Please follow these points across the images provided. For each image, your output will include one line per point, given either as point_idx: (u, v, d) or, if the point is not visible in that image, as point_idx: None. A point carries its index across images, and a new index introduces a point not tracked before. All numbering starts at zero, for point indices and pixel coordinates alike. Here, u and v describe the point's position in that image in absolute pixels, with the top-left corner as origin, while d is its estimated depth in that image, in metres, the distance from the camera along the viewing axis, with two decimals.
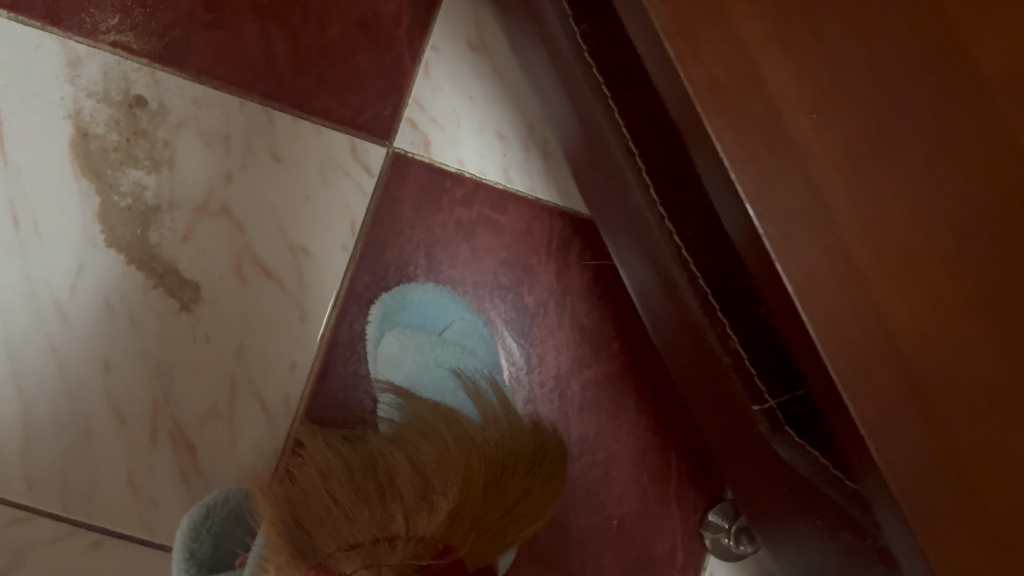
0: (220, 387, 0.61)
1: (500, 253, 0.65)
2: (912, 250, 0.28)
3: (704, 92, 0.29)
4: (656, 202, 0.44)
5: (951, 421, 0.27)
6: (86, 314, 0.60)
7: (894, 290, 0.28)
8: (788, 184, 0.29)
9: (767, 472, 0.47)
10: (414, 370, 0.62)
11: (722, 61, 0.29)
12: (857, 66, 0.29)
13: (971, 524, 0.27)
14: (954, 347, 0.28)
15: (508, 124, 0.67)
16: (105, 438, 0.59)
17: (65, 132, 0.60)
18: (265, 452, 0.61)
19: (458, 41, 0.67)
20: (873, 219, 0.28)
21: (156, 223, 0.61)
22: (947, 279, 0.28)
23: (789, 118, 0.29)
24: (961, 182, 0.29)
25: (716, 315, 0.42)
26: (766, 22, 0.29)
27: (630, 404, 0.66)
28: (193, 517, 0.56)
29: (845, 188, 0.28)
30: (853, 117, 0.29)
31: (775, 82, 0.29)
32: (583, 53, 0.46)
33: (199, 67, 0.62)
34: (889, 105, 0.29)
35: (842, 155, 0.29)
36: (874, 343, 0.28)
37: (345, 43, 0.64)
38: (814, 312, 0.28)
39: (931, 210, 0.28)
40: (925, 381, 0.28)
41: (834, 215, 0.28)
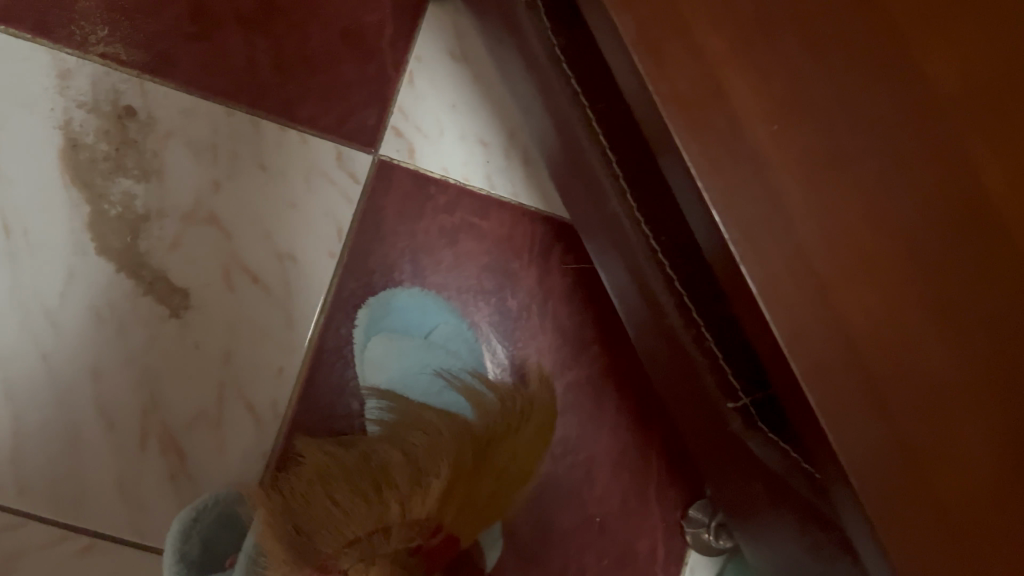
0: (209, 392, 0.62)
1: (483, 258, 0.67)
2: (865, 252, 0.30)
3: (670, 103, 0.30)
4: (633, 207, 0.46)
5: (905, 416, 0.29)
6: (75, 322, 0.61)
7: (850, 290, 0.30)
8: (750, 190, 0.30)
9: (741, 468, 0.49)
10: (400, 374, 0.63)
11: (688, 73, 0.31)
12: (815, 80, 0.31)
13: (925, 512, 0.29)
14: (907, 344, 0.29)
15: (491, 131, 0.68)
16: (95, 444, 0.60)
17: (55, 142, 0.61)
18: (253, 456, 0.62)
19: (441, 50, 0.68)
20: (831, 225, 0.30)
21: (145, 232, 0.62)
22: (899, 280, 0.30)
23: (751, 128, 0.30)
24: (911, 188, 0.30)
25: (691, 317, 0.44)
26: (728, 37, 0.31)
27: (611, 404, 0.67)
28: (183, 521, 0.57)
29: (804, 195, 0.30)
30: (811, 128, 0.30)
31: (737, 93, 0.30)
32: (560, 63, 0.48)
33: (187, 78, 0.63)
34: (843, 115, 0.31)
35: (800, 164, 0.30)
36: (832, 342, 0.29)
37: (330, 54, 0.66)
38: (775, 312, 0.29)
39: (883, 215, 0.30)
40: (880, 377, 0.29)
41: (793, 220, 0.30)
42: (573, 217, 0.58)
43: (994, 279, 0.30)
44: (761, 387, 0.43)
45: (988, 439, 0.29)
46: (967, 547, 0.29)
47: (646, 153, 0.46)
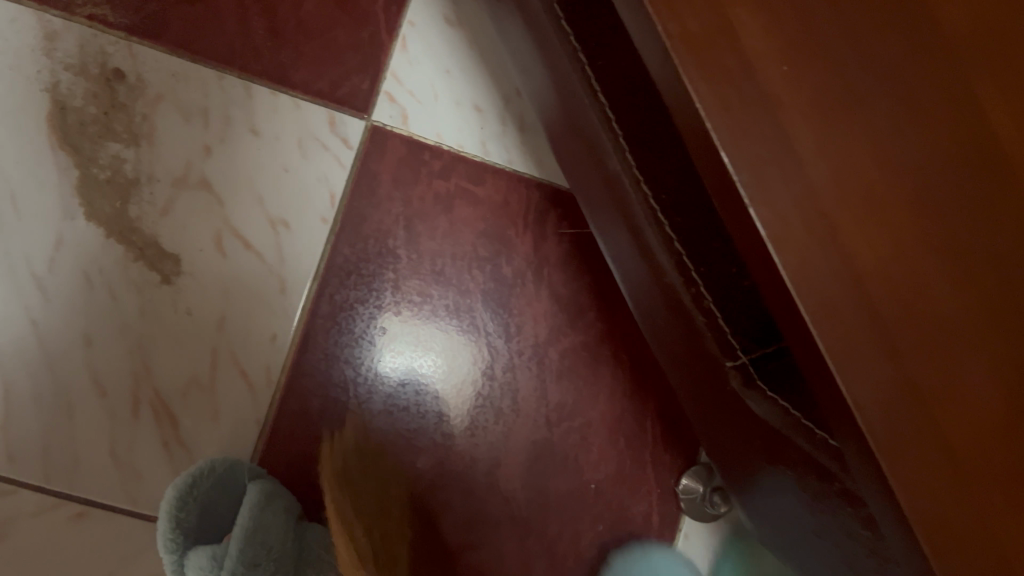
0: (202, 359, 0.61)
1: (478, 224, 0.66)
2: (873, 197, 0.30)
3: (678, 43, 0.30)
4: (633, 166, 0.46)
5: (913, 357, 0.29)
6: (65, 287, 0.60)
7: (858, 235, 0.30)
8: (758, 130, 0.30)
9: (738, 428, 0.49)
10: (427, 357, 0.65)
11: (695, 15, 0.30)
12: (826, 22, 0.31)
13: (930, 452, 0.29)
14: (916, 284, 0.29)
15: (485, 97, 0.68)
16: (86, 411, 0.60)
17: (42, 105, 0.60)
18: (248, 424, 0.61)
19: (435, 15, 0.67)
20: (841, 167, 0.30)
21: (136, 196, 0.61)
22: (906, 224, 0.30)
23: (761, 69, 0.30)
24: (916, 134, 0.30)
25: (690, 276, 0.44)
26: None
27: (606, 371, 0.68)
28: (179, 487, 0.57)
29: (813, 137, 0.30)
30: (821, 70, 0.30)
31: (747, 35, 0.30)
32: (560, 20, 0.47)
33: (177, 41, 0.62)
34: (852, 59, 0.30)
35: (810, 106, 0.30)
36: (841, 282, 0.29)
37: (322, 17, 0.65)
38: (784, 253, 0.29)
39: (890, 160, 0.30)
40: (888, 320, 0.29)
41: (802, 163, 0.30)
42: (574, 184, 0.59)
43: (998, 225, 0.30)
44: (760, 344, 0.43)
45: (994, 383, 0.29)
46: (976, 490, 0.29)
47: (646, 111, 0.46)
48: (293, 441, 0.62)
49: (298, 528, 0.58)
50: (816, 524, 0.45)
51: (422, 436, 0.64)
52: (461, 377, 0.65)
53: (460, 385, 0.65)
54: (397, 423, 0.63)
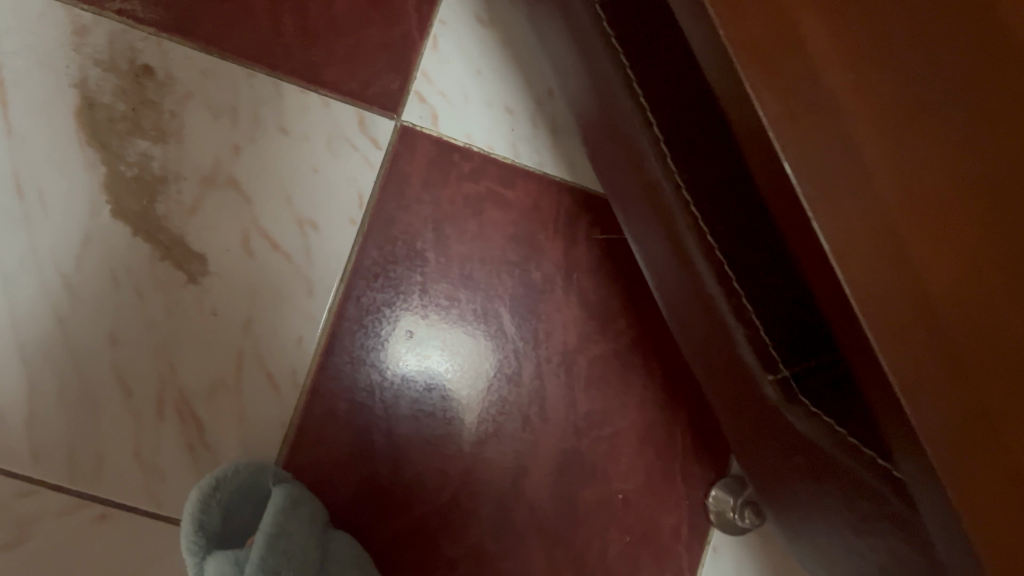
0: (227, 360, 0.61)
1: (508, 228, 0.65)
2: (945, 211, 0.27)
3: (743, 54, 0.29)
4: (674, 171, 0.44)
5: (987, 385, 0.26)
6: (91, 285, 0.60)
7: (929, 253, 0.27)
8: (820, 141, 0.28)
9: (777, 444, 0.47)
10: (451, 361, 0.64)
11: (760, 18, 0.29)
12: (896, 26, 0.28)
13: (1004, 486, 0.26)
14: (991, 307, 0.26)
15: (517, 98, 0.66)
16: (110, 411, 0.59)
17: (71, 101, 0.60)
18: (273, 427, 0.61)
19: (468, 14, 0.66)
20: (909, 179, 0.27)
21: (163, 194, 0.60)
22: (984, 241, 0.27)
23: (824, 76, 0.28)
24: (996, 142, 0.27)
25: (731, 285, 0.42)
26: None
27: (636, 379, 0.66)
28: (202, 489, 0.56)
29: (880, 146, 0.28)
30: (888, 77, 0.28)
31: (812, 40, 0.28)
32: (602, 23, 0.47)
33: (207, 37, 0.62)
34: (921, 64, 0.28)
35: (877, 114, 0.28)
36: (908, 302, 0.27)
37: (354, 15, 0.64)
38: (848, 270, 0.27)
39: (966, 170, 0.27)
40: (963, 346, 0.26)
41: (868, 175, 0.28)
42: (609, 187, 0.57)
43: None
44: (801, 358, 0.42)
45: None
46: None
47: (693, 115, 0.44)
48: (318, 445, 0.61)
49: (324, 537, 0.57)
50: (858, 544, 0.44)
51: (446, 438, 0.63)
52: (484, 382, 0.64)
53: (485, 392, 0.64)
54: (421, 428, 0.63)
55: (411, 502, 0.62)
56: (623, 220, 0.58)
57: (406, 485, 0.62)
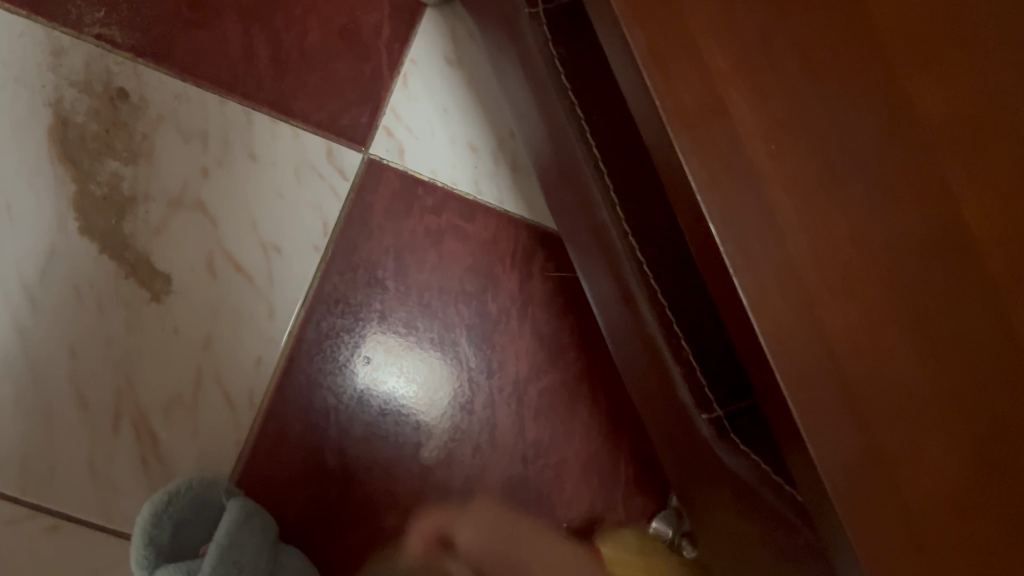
0: (186, 378, 0.62)
1: (467, 260, 0.67)
2: (846, 270, 0.31)
3: (677, 124, 0.31)
4: (622, 219, 0.47)
5: (875, 420, 0.30)
6: (53, 299, 0.61)
7: (833, 308, 0.30)
8: (743, 202, 0.31)
9: (709, 478, 0.50)
10: (408, 386, 0.66)
11: (692, 90, 0.31)
12: (812, 105, 0.31)
13: (886, 509, 0.30)
14: (882, 356, 0.30)
15: (480, 136, 0.68)
16: (67, 423, 0.60)
17: (45, 119, 0.61)
18: (227, 445, 0.62)
19: (435, 53, 0.68)
20: (817, 242, 0.31)
21: (131, 214, 0.62)
22: (881, 297, 0.31)
23: (749, 147, 0.31)
24: (892, 209, 0.31)
25: (671, 329, 0.46)
26: (729, 56, 0.31)
27: (584, 410, 0.68)
28: (155, 504, 0.57)
29: (797, 211, 0.31)
30: (806, 151, 0.31)
31: (740, 116, 0.31)
32: (559, 73, 0.49)
33: (182, 64, 0.64)
34: (832, 139, 0.31)
35: (793, 183, 0.31)
36: (815, 351, 0.30)
37: (326, 49, 0.66)
38: (764, 324, 0.30)
39: (863, 230, 0.31)
40: (861, 390, 0.30)
41: (784, 236, 0.31)
42: (563, 225, 0.60)
43: (957, 299, 0.31)
44: (734, 398, 0.45)
45: (949, 447, 0.30)
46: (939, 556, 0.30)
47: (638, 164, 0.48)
48: (271, 463, 0.63)
49: (273, 551, 0.60)
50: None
51: (397, 458, 0.65)
52: (438, 410, 0.66)
53: (439, 419, 0.66)
54: (373, 450, 0.64)
55: (361, 523, 0.64)
56: (575, 257, 0.60)
57: (356, 505, 0.64)
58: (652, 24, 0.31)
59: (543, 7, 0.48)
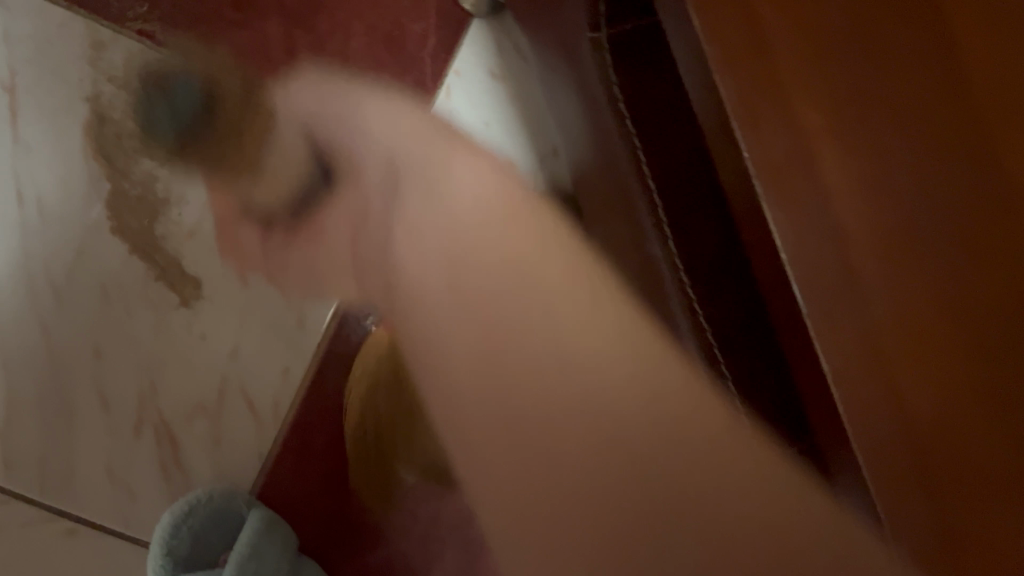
0: (210, 387, 0.61)
1: None
2: (945, 331, 0.24)
3: (757, 164, 0.25)
4: None
5: (980, 522, 0.24)
6: (80, 298, 0.60)
7: (921, 402, 0.24)
8: (823, 254, 0.25)
9: None
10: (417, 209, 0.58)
11: (776, 127, 0.25)
12: (909, 124, 0.25)
13: None
14: (987, 442, 0.24)
15: (520, 150, 0.65)
16: (88, 426, 0.59)
17: (81, 114, 0.60)
18: (249, 456, 0.61)
19: (481, 65, 0.66)
20: (916, 300, 0.24)
21: (163, 216, 0.61)
22: (987, 367, 0.24)
23: (831, 183, 0.25)
24: (1006, 258, 0.24)
25: (716, 363, 0.39)
26: (819, 78, 0.25)
27: None
28: (175, 514, 0.57)
29: (887, 265, 0.24)
30: (903, 185, 0.25)
31: (824, 145, 0.25)
32: None
33: (223, 65, 0.62)
34: (932, 170, 0.25)
35: (885, 227, 0.24)
36: (904, 439, 0.24)
37: (370, 58, 0.65)
38: (845, 408, 0.24)
39: (967, 284, 0.24)
40: (945, 499, 0.24)
41: (870, 311, 0.24)
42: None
43: None
44: None
45: None
46: None
47: None
48: (293, 476, 0.62)
49: (293, 564, 0.59)
50: None
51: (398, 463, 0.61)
52: None
53: None
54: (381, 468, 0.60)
55: (374, 538, 0.62)
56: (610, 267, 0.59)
57: (371, 520, 0.62)
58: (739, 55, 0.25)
59: None
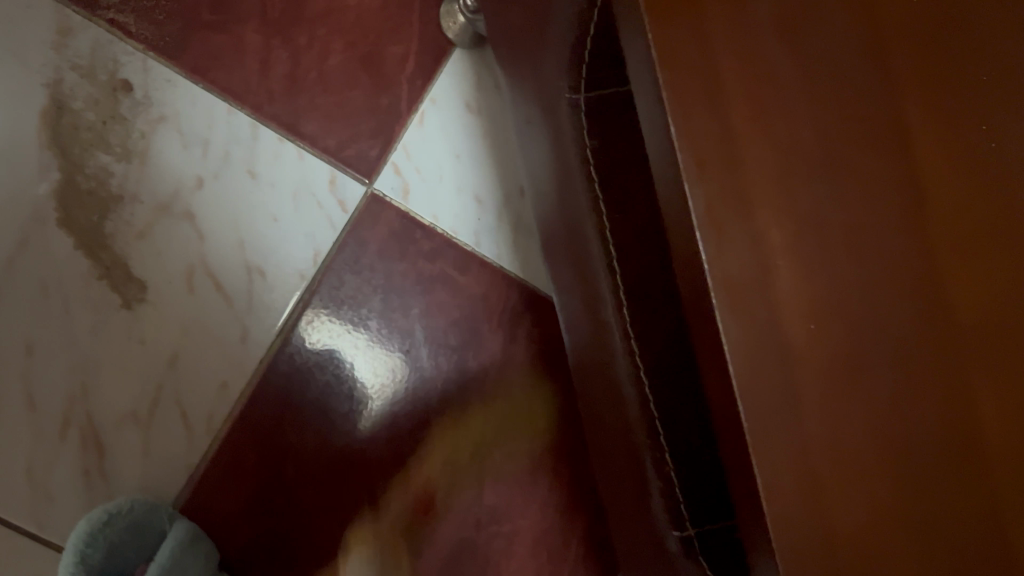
0: (144, 394, 0.59)
1: (453, 312, 0.65)
2: (850, 397, 0.28)
3: (721, 290, 0.28)
4: (623, 304, 0.45)
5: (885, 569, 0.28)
6: (18, 290, 0.58)
7: (827, 424, 0.28)
8: (765, 353, 0.28)
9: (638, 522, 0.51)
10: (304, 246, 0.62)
11: (736, 231, 0.28)
12: (832, 212, 0.29)
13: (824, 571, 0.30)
14: (896, 495, 0.28)
15: (488, 188, 0.66)
16: (12, 424, 0.57)
17: (40, 101, 0.59)
18: (176, 469, 0.59)
19: (457, 94, 0.66)
20: (831, 377, 0.28)
21: (114, 213, 0.59)
22: (887, 435, 0.28)
23: (774, 272, 0.28)
24: (905, 332, 0.29)
25: (648, 407, 0.43)
26: (773, 166, 0.28)
27: (548, 484, 0.66)
28: (92, 522, 0.55)
29: (812, 347, 0.28)
30: (825, 280, 0.28)
31: (774, 258, 0.28)
32: (585, 149, 0.46)
33: (194, 66, 0.61)
34: (853, 257, 0.29)
35: (809, 307, 0.28)
36: (814, 513, 0.27)
37: (346, 74, 0.64)
38: (768, 477, 0.27)
39: (870, 362, 0.28)
40: (852, 538, 0.28)
41: (796, 378, 0.28)
42: (559, 292, 0.58)
43: (962, 427, 0.28)
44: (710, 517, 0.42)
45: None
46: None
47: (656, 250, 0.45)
48: (216, 494, 0.60)
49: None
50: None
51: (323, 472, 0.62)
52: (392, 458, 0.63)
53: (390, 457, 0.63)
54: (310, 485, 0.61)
55: (325, 552, 0.61)
56: (558, 300, 0.59)
57: (310, 536, 0.61)
58: (711, 177, 0.28)
59: (585, 95, 0.44)
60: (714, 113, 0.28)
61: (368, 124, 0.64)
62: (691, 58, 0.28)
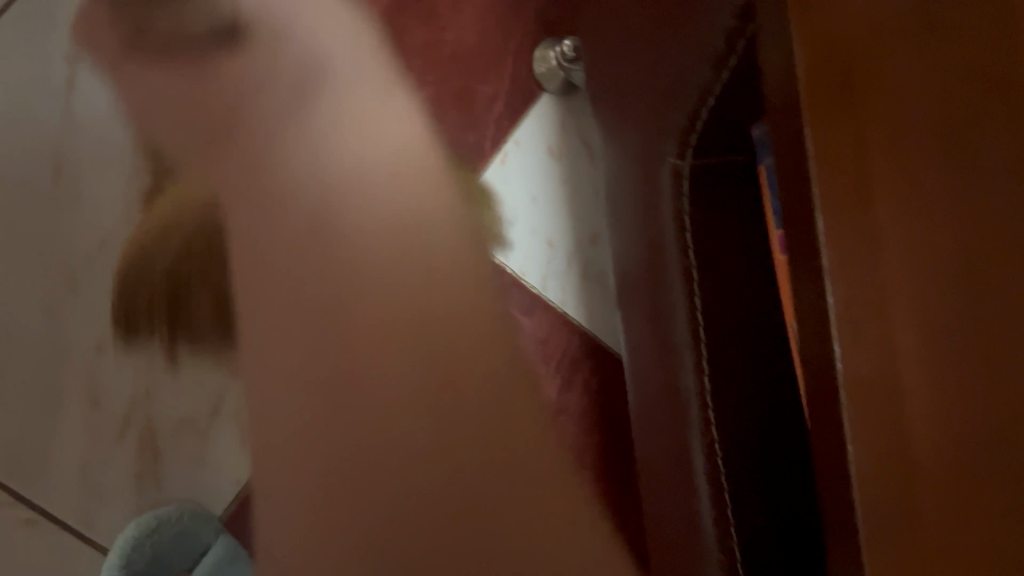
0: (205, 402, 0.60)
1: (513, 354, 0.65)
2: (972, 510, 0.26)
3: (852, 392, 0.27)
4: (705, 373, 0.43)
5: None
6: (96, 287, 0.59)
7: (944, 534, 0.26)
8: (886, 455, 0.27)
9: None
10: (375, 275, 0.62)
11: (871, 327, 0.27)
12: (975, 311, 0.27)
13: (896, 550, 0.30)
14: None
15: (561, 233, 0.66)
16: (73, 418, 0.58)
17: (138, 104, 0.60)
18: (228, 482, 0.60)
19: (541, 140, 0.66)
20: (953, 486, 0.26)
21: (198, 220, 0.60)
22: (1006, 552, 0.26)
23: (905, 376, 0.27)
24: None
25: (720, 483, 0.42)
26: (915, 260, 0.27)
27: (591, 539, 0.64)
28: (141, 527, 0.56)
29: (937, 455, 0.26)
30: (959, 386, 0.27)
31: (907, 359, 0.27)
32: (683, 215, 0.44)
33: (289, 84, 0.62)
34: (993, 362, 0.27)
35: (936, 412, 0.27)
36: None
37: (435, 108, 0.64)
38: None
39: (998, 475, 0.26)
40: None
41: (914, 485, 0.27)
42: (634, 336, 0.57)
43: None
44: None
45: None
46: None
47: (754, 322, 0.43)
48: (263, 513, 0.60)
49: None
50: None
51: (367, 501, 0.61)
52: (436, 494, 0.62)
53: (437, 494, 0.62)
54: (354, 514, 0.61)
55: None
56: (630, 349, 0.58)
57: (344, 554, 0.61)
58: (853, 274, 0.27)
59: (693, 161, 0.44)
60: (861, 206, 0.27)
61: (451, 158, 0.64)
62: (845, 149, 0.27)
